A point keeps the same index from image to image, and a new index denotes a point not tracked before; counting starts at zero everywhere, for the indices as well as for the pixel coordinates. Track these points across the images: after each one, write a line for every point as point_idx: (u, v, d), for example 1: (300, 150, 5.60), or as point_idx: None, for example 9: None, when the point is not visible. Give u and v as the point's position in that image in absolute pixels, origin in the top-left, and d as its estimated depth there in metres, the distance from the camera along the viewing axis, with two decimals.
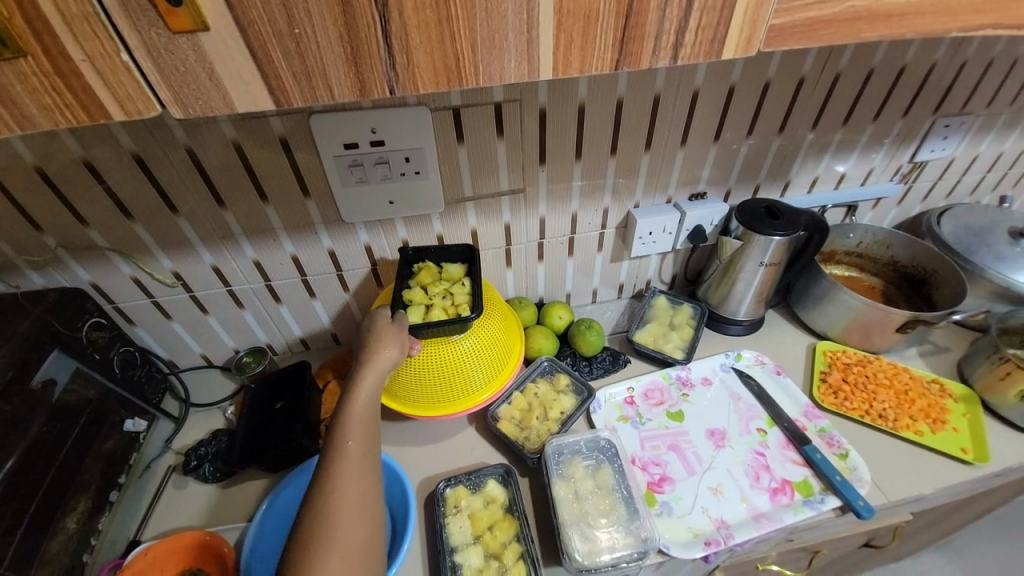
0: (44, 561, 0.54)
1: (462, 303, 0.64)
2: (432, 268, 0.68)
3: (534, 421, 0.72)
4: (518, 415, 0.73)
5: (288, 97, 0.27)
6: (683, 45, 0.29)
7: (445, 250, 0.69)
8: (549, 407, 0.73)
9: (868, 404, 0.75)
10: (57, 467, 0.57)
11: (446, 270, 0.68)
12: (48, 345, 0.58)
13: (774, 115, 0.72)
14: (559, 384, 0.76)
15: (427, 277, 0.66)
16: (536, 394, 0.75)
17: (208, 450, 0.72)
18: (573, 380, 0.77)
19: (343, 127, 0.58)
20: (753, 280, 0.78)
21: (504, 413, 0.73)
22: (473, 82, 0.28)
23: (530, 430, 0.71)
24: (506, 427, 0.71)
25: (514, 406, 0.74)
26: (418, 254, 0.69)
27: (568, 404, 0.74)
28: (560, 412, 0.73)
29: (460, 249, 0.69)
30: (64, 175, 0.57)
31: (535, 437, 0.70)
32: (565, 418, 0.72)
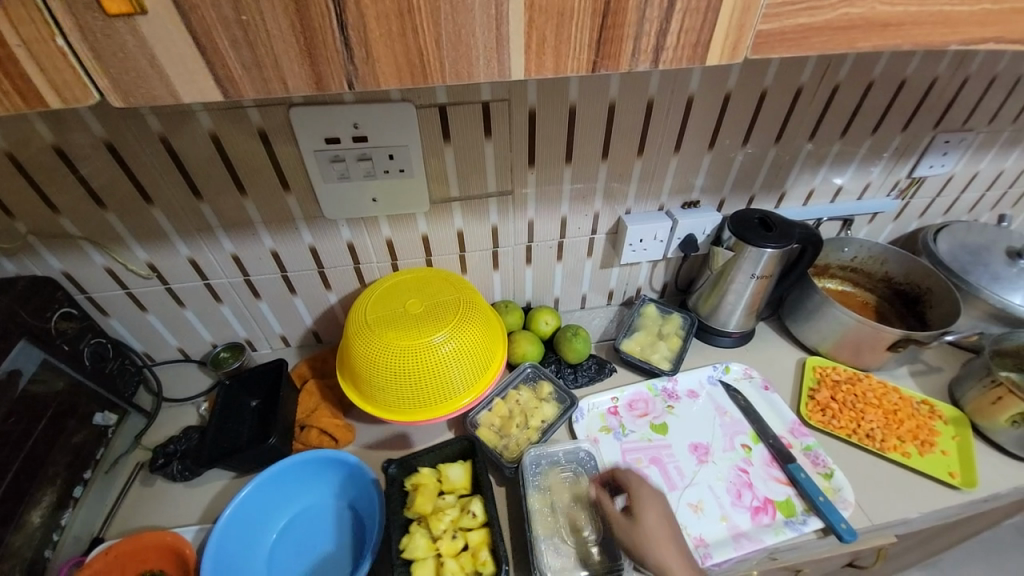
0: (5, 555, 0.53)
1: (477, 540, 0.57)
2: (428, 484, 0.61)
3: (513, 430, 0.70)
4: (498, 423, 0.71)
5: (238, 89, 0.25)
6: (665, 49, 0.28)
7: (438, 450, 0.64)
8: (529, 415, 0.72)
9: (856, 423, 0.74)
10: (23, 458, 0.55)
11: (444, 477, 0.62)
12: (15, 335, 0.56)
13: (770, 125, 0.71)
14: (542, 391, 0.74)
15: (424, 501, 0.59)
16: (518, 401, 0.73)
17: (175, 449, 0.69)
18: (556, 389, 0.75)
19: (324, 122, 0.56)
20: (744, 292, 0.77)
21: (483, 420, 0.71)
22: (439, 79, 0.26)
23: (509, 438, 0.70)
24: (485, 435, 0.70)
25: (494, 413, 0.72)
26: (406, 464, 0.63)
27: (549, 412, 0.72)
28: (541, 420, 0.72)
29: (456, 444, 0.65)
30: (35, 161, 0.55)
31: (514, 445, 0.69)
32: (546, 426, 0.71)
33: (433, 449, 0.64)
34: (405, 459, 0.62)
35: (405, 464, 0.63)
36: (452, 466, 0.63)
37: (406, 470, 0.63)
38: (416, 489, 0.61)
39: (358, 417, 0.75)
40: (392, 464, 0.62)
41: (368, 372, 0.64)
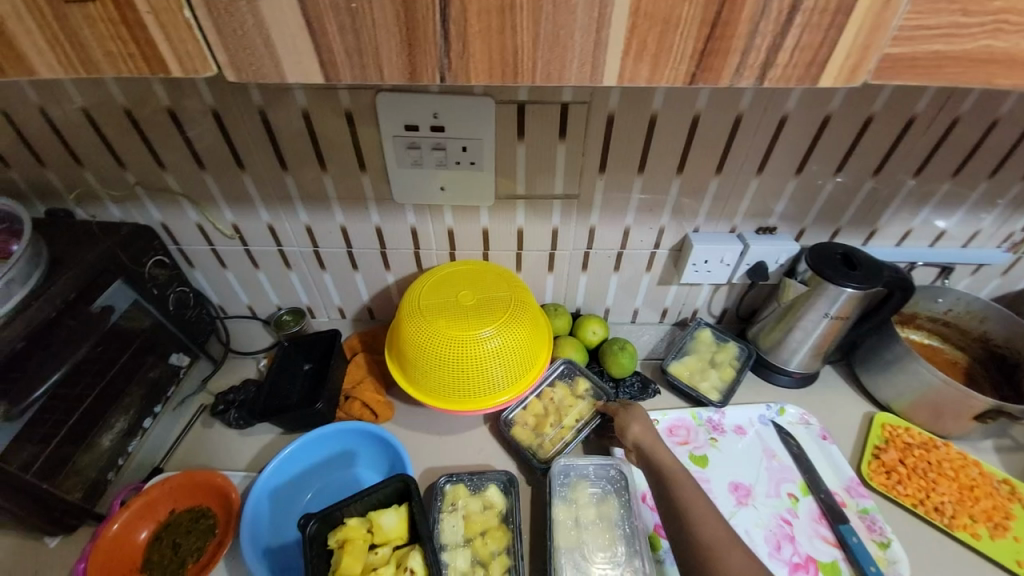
0: (73, 471, 0.59)
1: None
2: (357, 539, 0.53)
3: (546, 430, 0.70)
4: (531, 422, 0.71)
5: (337, 72, 0.26)
6: (773, 66, 0.26)
7: (368, 495, 0.55)
8: (562, 413, 0.71)
9: (924, 493, 0.67)
10: (104, 383, 0.64)
11: (376, 527, 0.54)
12: (113, 274, 0.63)
13: (869, 156, 0.65)
14: (578, 388, 0.73)
15: (352, 564, 0.51)
16: (552, 399, 0.72)
17: (235, 398, 0.74)
18: (592, 385, 0.74)
19: (406, 109, 0.59)
20: (814, 331, 0.71)
21: (517, 419, 0.71)
22: (530, 80, 0.26)
23: (544, 437, 0.69)
24: (518, 434, 0.69)
25: (528, 411, 0.72)
26: (328, 517, 0.53)
27: (584, 409, 0.71)
28: (575, 418, 0.71)
29: (389, 486, 0.56)
30: (151, 121, 0.61)
31: (549, 444, 0.69)
32: (579, 425, 0.70)
33: (361, 495, 0.55)
34: (326, 513, 0.53)
35: (327, 518, 0.53)
36: (385, 512, 0.55)
37: (328, 523, 0.54)
38: (343, 545, 0.53)
39: (399, 396, 0.78)
40: (309, 522, 0.52)
41: (414, 355, 0.66)
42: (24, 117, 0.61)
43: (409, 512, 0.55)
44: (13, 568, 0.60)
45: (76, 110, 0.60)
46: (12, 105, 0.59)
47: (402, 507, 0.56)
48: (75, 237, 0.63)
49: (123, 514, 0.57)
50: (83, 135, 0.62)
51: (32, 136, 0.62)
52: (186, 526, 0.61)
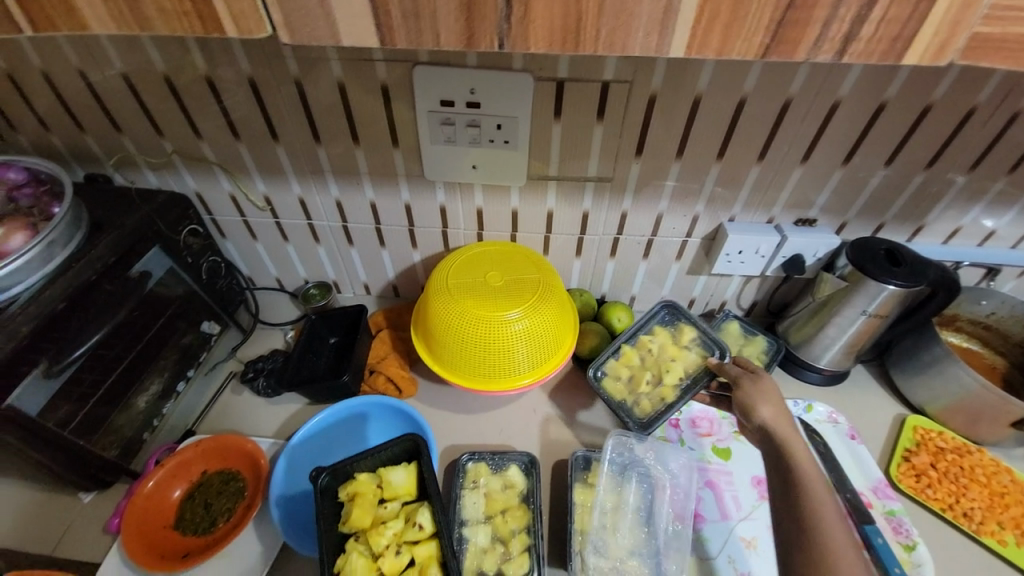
0: (110, 429, 0.62)
1: (424, 555, 0.51)
2: (368, 493, 0.54)
3: (643, 386, 0.66)
4: (627, 376, 0.67)
5: (392, 37, 0.26)
6: (856, 39, 0.25)
7: (379, 452, 0.56)
8: (662, 367, 0.66)
9: (954, 498, 0.66)
10: (141, 346, 0.66)
11: (386, 483, 0.55)
12: (150, 242, 0.64)
13: (924, 147, 0.62)
14: (681, 338, 0.68)
15: (362, 515, 0.52)
16: (651, 350, 0.68)
17: (264, 366, 0.75)
18: (698, 336, 0.68)
19: (443, 84, 0.58)
20: (849, 328, 0.69)
21: (612, 371, 0.68)
22: (591, 48, 0.25)
23: (641, 394, 0.65)
24: (612, 388, 0.66)
25: (622, 363, 0.68)
26: (339, 470, 0.54)
27: (688, 363, 0.66)
28: (678, 378, 0.65)
29: (399, 444, 0.56)
30: (190, 90, 0.61)
31: (646, 402, 0.65)
32: (682, 381, 0.64)
33: (372, 451, 0.55)
34: (338, 467, 0.53)
35: (338, 472, 0.54)
36: (395, 468, 0.56)
37: (339, 476, 0.54)
38: (353, 498, 0.54)
39: (422, 373, 0.79)
40: (320, 475, 0.52)
41: (439, 333, 0.66)
42: (66, 81, 0.61)
43: (419, 470, 0.56)
44: (53, 517, 0.63)
45: (115, 75, 0.60)
46: (55, 68, 0.60)
47: (411, 464, 0.57)
48: (114, 203, 0.64)
49: (158, 473, 0.60)
50: (122, 100, 0.63)
51: (73, 100, 0.63)
52: (216, 488, 0.63)
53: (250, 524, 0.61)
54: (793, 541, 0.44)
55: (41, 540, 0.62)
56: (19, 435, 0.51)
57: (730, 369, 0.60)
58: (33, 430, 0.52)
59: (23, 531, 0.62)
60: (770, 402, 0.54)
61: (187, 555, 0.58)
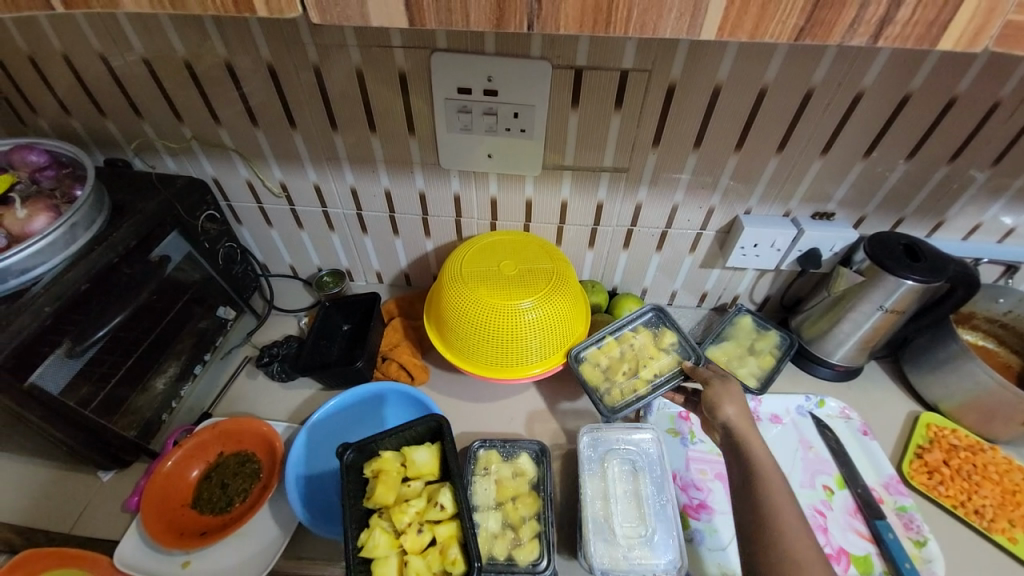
0: (130, 410, 0.63)
1: (446, 535, 0.51)
2: (391, 470, 0.55)
3: (618, 376, 0.65)
4: (604, 365, 0.67)
5: (422, 17, 0.26)
6: (891, 24, 0.25)
7: (402, 432, 0.57)
8: (640, 362, 0.66)
9: (966, 496, 0.65)
10: (159, 330, 0.67)
11: (410, 462, 0.56)
12: (169, 226, 0.65)
13: (948, 140, 0.61)
14: (662, 340, 0.67)
15: (386, 492, 0.53)
16: (632, 345, 0.68)
17: (279, 351, 0.76)
18: (679, 340, 0.67)
19: (460, 71, 0.57)
20: (864, 324, 0.69)
21: (590, 357, 0.67)
22: (621, 30, 0.26)
23: (613, 384, 0.65)
24: (588, 373, 0.66)
25: (602, 352, 0.68)
26: (364, 448, 0.55)
27: (665, 363, 0.65)
28: (653, 374, 0.64)
29: (423, 424, 0.57)
30: (209, 75, 0.61)
31: (616, 392, 0.64)
32: (656, 379, 0.64)
33: (395, 431, 0.56)
34: (363, 444, 0.55)
35: (363, 449, 0.55)
36: (419, 448, 0.56)
37: (364, 453, 0.56)
38: (378, 475, 0.55)
39: (434, 361, 0.79)
40: (347, 451, 0.54)
41: (452, 320, 0.67)
42: (87, 65, 0.62)
43: (441, 450, 0.56)
44: (73, 494, 0.65)
45: (136, 59, 0.61)
46: (77, 52, 0.61)
47: (436, 444, 0.57)
48: (134, 187, 0.65)
49: (176, 454, 0.62)
50: (142, 85, 0.63)
51: (94, 84, 0.64)
52: (233, 469, 0.64)
53: (265, 505, 0.62)
54: (805, 531, 0.44)
55: (60, 518, 0.63)
56: (42, 412, 0.52)
57: (701, 371, 0.60)
58: (55, 408, 0.53)
59: (42, 510, 0.63)
60: (734, 402, 0.54)
61: (205, 533, 0.59)
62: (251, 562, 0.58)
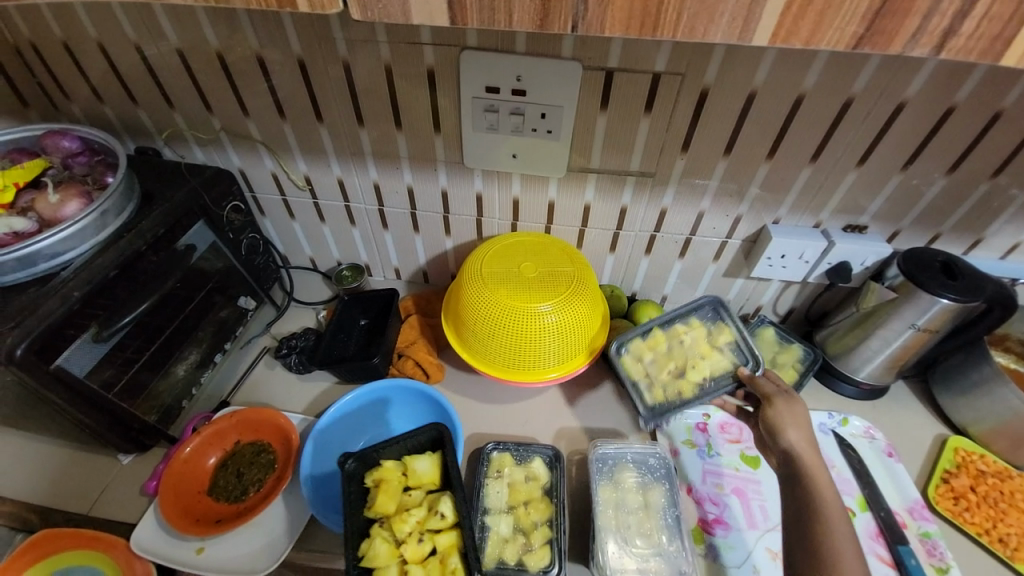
0: (151, 395, 0.64)
1: (446, 545, 0.51)
2: (392, 479, 0.55)
3: (663, 374, 0.64)
4: (651, 361, 0.66)
5: (465, 16, 0.26)
6: (956, 35, 0.23)
7: (404, 440, 0.57)
8: (689, 361, 0.64)
9: (992, 523, 0.63)
10: (181, 318, 0.68)
11: (411, 470, 0.56)
12: (195, 216, 0.66)
13: (991, 156, 0.58)
14: (717, 339, 0.65)
15: (386, 501, 0.53)
16: (681, 342, 0.66)
17: (297, 343, 0.77)
18: (735, 340, 0.65)
19: (489, 69, 0.57)
20: (893, 342, 0.66)
21: (635, 350, 0.66)
22: (669, 33, 0.25)
23: (657, 381, 0.64)
24: (632, 368, 0.65)
25: (649, 345, 0.67)
26: (365, 457, 0.56)
27: (716, 363, 0.63)
28: (703, 376, 0.63)
29: (424, 433, 0.58)
30: (240, 67, 0.62)
31: (661, 389, 0.63)
32: (705, 383, 0.62)
33: (397, 439, 0.57)
34: (364, 453, 0.55)
35: (364, 458, 0.55)
36: (420, 457, 0.57)
37: (366, 462, 0.56)
38: (379, 484, 0.55)
39: (449, 360, 0.79)
40: (347, 460, 0.54)
41: (470, 320, 0.66)
42: (123, 54, 0.63)
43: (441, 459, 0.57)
44: (93, 475, 0.66)
45: (169, 49, 0.62)
46: (114, 43, 0.62)
47: (435, 453, 0.58)
48: (163, 176, 0.66)
49: (194, 440, 0.63)
50: (175, 76, 0.64)
51: (129, 73, 0.65)
52: (248, 458, 0.65)
53: (280, 496, 0.62)
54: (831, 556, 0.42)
55: (80, 498, 0.64)
56: (67, 395, 0.53)
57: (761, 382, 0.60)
58: (79, 392, 0.54)
59: (63, 490, 0.65)
60: (796, 425, 0.54)
61: (220, 521, 0.60)
62: (264, 551, 0.58)
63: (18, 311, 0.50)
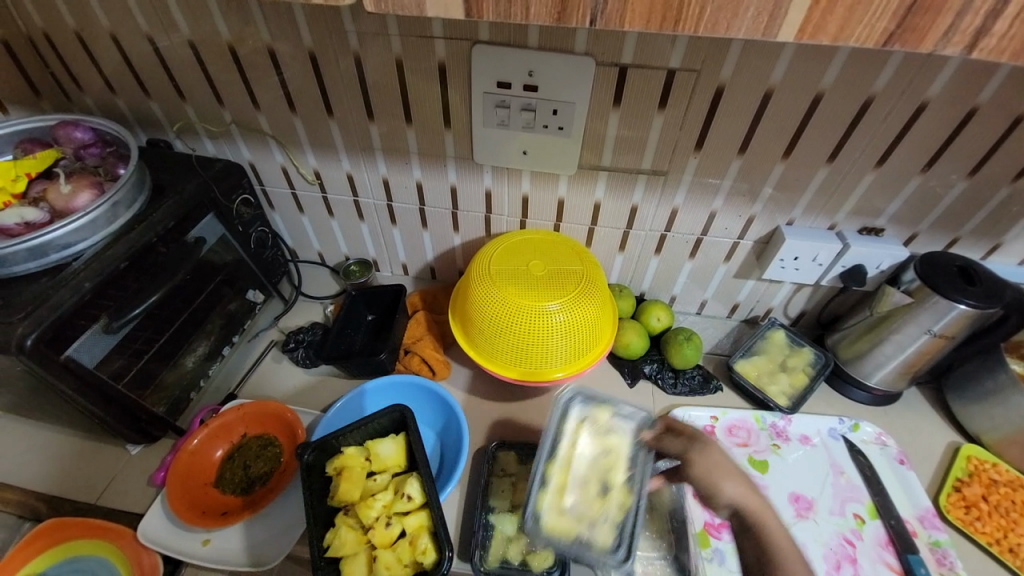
0: (160, 386, 0.65)
1: (415, 526, 0.51)
2: (354, 465, 0.55)
3: (597, 506, 0.53)
4: (572, 503, 0.53)
5: (480, 8, 0.25)
6: (990, 34, 0.22)
7: (366, 425, 0.57)
8: (599, 470, 0.56)
9: (1004, 534, 0.62)
10: (191, 310, 0.68)
11: (374, 456, 0.56)
12: (206, 209, 0.66)
13: (1014, 159, 0.56)
14: (603, 427, 0.58)
15: (350, 489, 0.53)
16: (580, 456, 0.56)
17: (304, 337, 0.79)
18: (617, 412, 0.59)
19: (501, 64, 0.56)
20: (908, 347, 0.65)
21: (548, 507, 0.53)
22: (690, 28, 0.25)
23: (595, 519, 0.52)
24: (560, 528, 0.51)
25: (554, 493, 0.54)
26: (325, 446, 0.55)
27: (620, 450, 0.57)
28: (621, 472, 0.55)
29: (385, 417, 0.57)
30: (251, 60, 0.62)
31: (604, 523, 0.52)
32: (629, 476, 0.55)
33: (357, 425, 0.56)
34: (319, 444, 0.54)
35: (321, 448, 0.54)
36: (382, 441, 0.57)
37: (326, 451, 0.56)
38: (342, 472, 0.55)
39: (456, 356, 0.79)
40: (303, 452, 0.53)
41: (478, 317, 0.66)
42: (135, 46, 0.63)
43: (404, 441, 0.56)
44: (103, 464, 0.67)
45: (182, 41, 0.62)
46: (127, 34, 0.62)
47: (397, 436, 0.57)
48: (174, 168, 0.66)
49: (201, 432, 0.63)
50: (186, 68, 0.64)
51: (141, 64, 0.65)
52: (255, 452, 0.65)
53: (285, 490, 0.62)
54: None
55: (89, 487, 0.65)
56: (77, 385, 0.53)
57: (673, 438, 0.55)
58: (89, 382, 0.54)
59: (72, 479, 0.66)
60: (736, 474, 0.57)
61: (226, 513, 0.60)
62: (269, 545, 0.58)
63: (29, 301, 0.50)
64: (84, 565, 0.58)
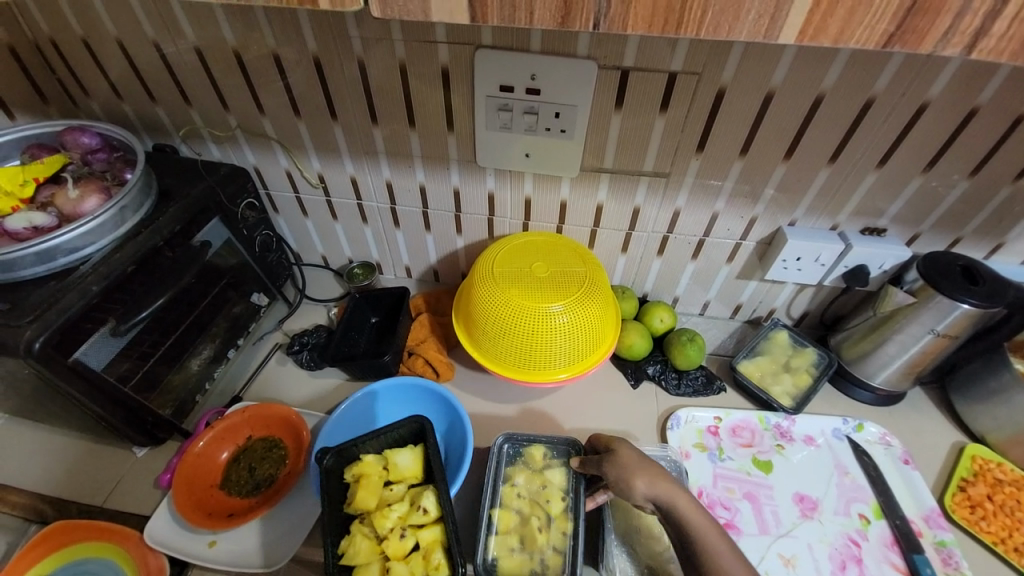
0: (166, 389, 0.65)
1: (429, 540, 0.51)
2: (372, 473, 0.55)
3: (539, 539, 0.56)
4: (518, 541, 0.57)
5: (485, 13, 0.26)
6: (989, 35, 0.23)
7: (385, 434, 0.57)
8: (539, 504, 0.59)
9: (1009, 533, 0.61)
10: (196, 313, 0.69)
11: (392, 465, 0.56)
12: (211, 213, 0.66)
13: (1015, 159, 0.57)
14: (537, 464, 0.62)
15: (367, 497, 0.54)
16: (521, 496, 0.60)
17: (309, 340, 0.79)
18: (547, 447, 0.64)
19: (504, 69, 0.57)
20: (911, 347, 0.65)
21: (498, 548, 0.56)
22: (693, 31, 0.25)
23: (542, 552, 0.56)
24: (510, 567, 0.55)
25: (502, 533, 0.57)
26: (344, 452, 0.56)
27: (557, 483, 0.60)
28: (560, 500, 0.59)
29: (405, 427, 0.58)
30: (256, 65, 0.62)
31: (548, 553, 0.56)
32: (566, 505, 0.59)
33: (377, 434, 0.57)
34: (340, 450, 0.55)
35: (341, 455, 0.55)
36: (401, 452, 0.57)
37: (345, 458, 0.56)
38: (359, 480, 0.55)
39: (459, 358, 0.79)
40: (323, 457, 0.54)
41: (481, 319, 0.66)
42: (142, 52, 0.64)
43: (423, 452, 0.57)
44: (109, 467, 0.67)
45: (188, 48, 0.62)
46: (134, 41, 0.63)
47: (416, 448, 0.57)
48: (180, 172, 0.67)
49: (207, 434, 0.63)
50: (192, 73, 0.65)
51: (148, 70, 0.66)
52: (260, 454, 0.66)
53: (291, 492, 0.63)
54: None
55: (95, 490, 0.65)
56: (84, 388, 0.54)
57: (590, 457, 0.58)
58: (96, 386, 0.54)
59: (78, 482, 0.66)
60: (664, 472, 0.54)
61: (232, 515, 0.60)
62: (274, 546, 0.59)
63: (38, 304, 0.51)
64: (91, 567, 0.59)
